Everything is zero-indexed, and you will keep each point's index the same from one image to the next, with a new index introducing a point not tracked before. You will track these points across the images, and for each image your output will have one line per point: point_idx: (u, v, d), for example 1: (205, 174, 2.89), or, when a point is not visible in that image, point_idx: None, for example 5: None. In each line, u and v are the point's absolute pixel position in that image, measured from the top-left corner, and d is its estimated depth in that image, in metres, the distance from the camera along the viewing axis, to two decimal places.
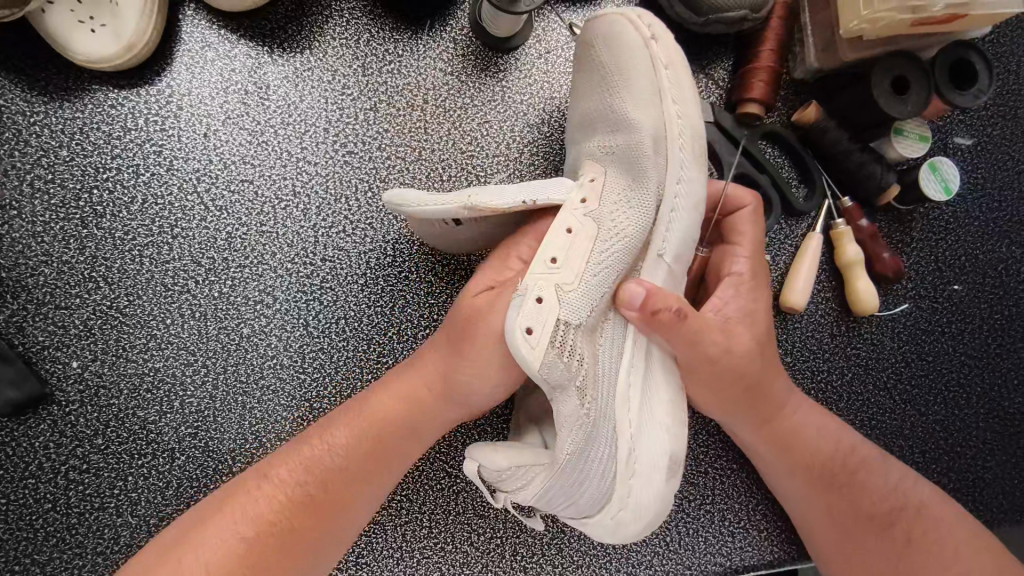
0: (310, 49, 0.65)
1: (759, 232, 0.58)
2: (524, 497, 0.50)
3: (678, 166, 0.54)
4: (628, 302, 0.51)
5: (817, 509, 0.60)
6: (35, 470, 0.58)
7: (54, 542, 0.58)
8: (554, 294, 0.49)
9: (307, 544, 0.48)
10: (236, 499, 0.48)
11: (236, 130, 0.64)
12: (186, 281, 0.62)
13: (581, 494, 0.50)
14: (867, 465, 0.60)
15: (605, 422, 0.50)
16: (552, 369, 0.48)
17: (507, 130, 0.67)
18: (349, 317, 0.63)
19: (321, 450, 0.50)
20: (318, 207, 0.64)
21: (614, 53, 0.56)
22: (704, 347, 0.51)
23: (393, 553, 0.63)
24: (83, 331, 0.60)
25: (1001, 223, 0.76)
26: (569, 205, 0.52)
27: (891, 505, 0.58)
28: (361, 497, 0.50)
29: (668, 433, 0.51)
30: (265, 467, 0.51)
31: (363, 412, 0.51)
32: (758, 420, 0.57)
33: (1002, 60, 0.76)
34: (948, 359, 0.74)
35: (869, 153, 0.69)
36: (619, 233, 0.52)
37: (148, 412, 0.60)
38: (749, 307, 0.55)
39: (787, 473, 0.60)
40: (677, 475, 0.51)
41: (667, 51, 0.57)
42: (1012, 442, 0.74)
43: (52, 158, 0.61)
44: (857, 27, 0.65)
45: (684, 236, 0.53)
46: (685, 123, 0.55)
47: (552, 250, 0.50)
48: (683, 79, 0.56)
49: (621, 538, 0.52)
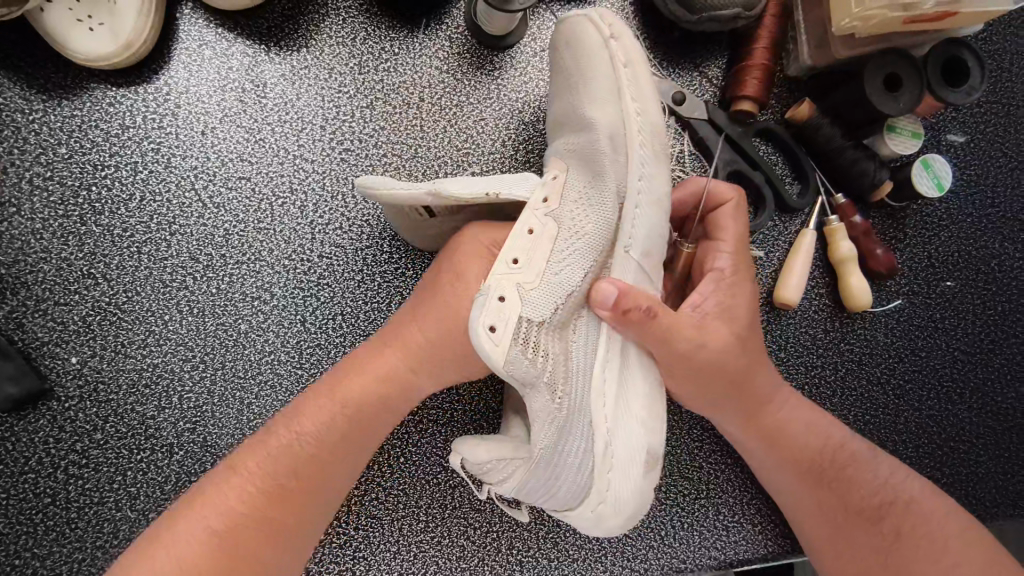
0: (306, 47, 0.66)
1: (743, 226, 0.58)
2: (506, 489, 0.53)
3: (639, 163, 0.53)
4: (601, 301, 0.50)
5: (807, 504, 0.61)
6: (35, 465, 0.59)
7: (54, 536, 0.59)
8: (515, 292, 0.50)
9: (281, 534, 0.49)
10: (207, 492, 0.49)
11: (233, 127, 0.64)
12: (184, 277, 0.62)
13: (560, 489, 0.53)
14: (855, 461, 0.60)
15: (582, 417, 0.51)
16: (518, 366, 0.49)
17: (502, 127, 0.67)
18: (346, 313, 0.64)
19: (291, 442, 0.50)
20: (315, 204, 0.64)
21: (575, 55, 0.57)
22: (677, 344, 0.51)
23: (391, 547, 0.64)
24: (82, 327, 0.61)
25: (994, 219, 0.76)
26: (532, 205, 0.52)
27: (881, 499, 0.59)
28: (331, 483, 0.52)
29: (644, 427, 0.51)
30: (235, 458, 0.51)
31: (336, 398, 0.51)
32: (743, 415, 0.58)
33: (995, 57, 0.77)
34: (941, 355, 0.74)
35: (861, 150, 0.70)
36: (580, 233, 0.52)
37: (146, 407, 0.61)
38: (730, 302, 0.55)
39: (775, 468, 0.61)
40: (656, 470, 0.52)
41: (627, 49, 0.56)
42: (1005, 436, 0.75)
43: (51, 156, 0.61)
44: (848, 25, 0.65)
45: (650, 232, 0.52)
46: (644, 121, 0.54)
47: (512, 250, 0.51)
48: (643, 77, 0.56)
49: (603, 530, 0.53)
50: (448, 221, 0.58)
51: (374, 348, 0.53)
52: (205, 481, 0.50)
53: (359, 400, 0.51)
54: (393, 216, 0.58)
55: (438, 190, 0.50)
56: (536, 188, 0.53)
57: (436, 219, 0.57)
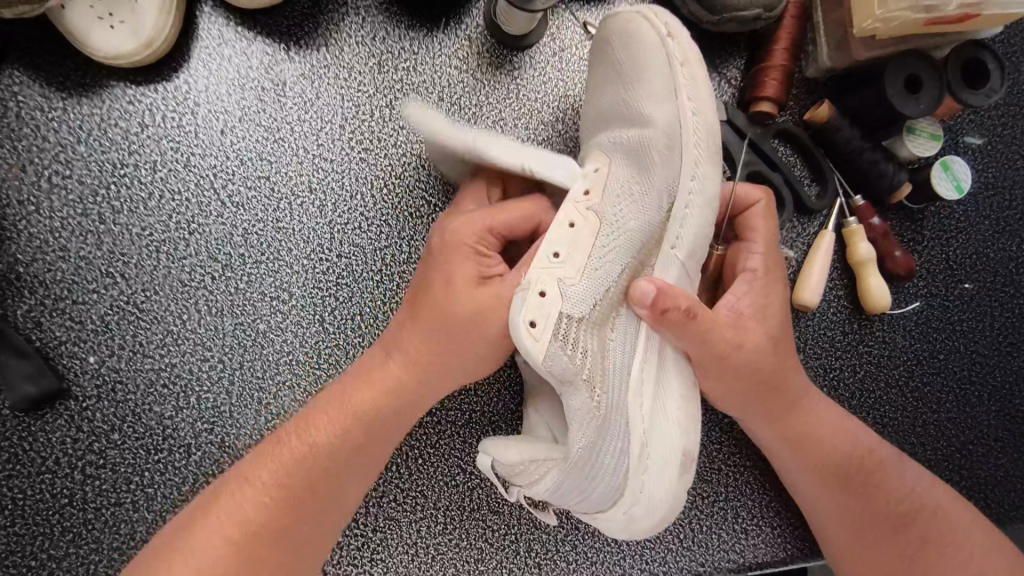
0: (325, 46, 0.66)
1: (773, 227, 0.58)
2: (536, 492, 0.51)
3: (693, 163, 0.53)
4: (639, 299, 0.50)
5: (832, 507, 0.60)
6: (53, 465, 0.59)
7: (70, 537, 0.58)
8: (555, 287, 0.50)
9: (296, 538, 0.50)
10: (222, 501, 0.49)
11: (252, 127, 0.64)
12: (202, 276, 0.62)
13: (591, 492, 0.50)
14: (884, 466, 0.60)
15: (618, 416, 0.50)
16: (556, 361, 0.49)
17: (521, 128, 0.67)
18: (364, 313, 0.63)
19: (304, 450, 0.51)
20: (334, 203, 0.64)
21: (628, 52, 0.55)
22: (714, 344, 0.51)
23: (408, 549, 0.63)
24: (100, 327, 0.60)
25: (1011, 222, 0.76)
26: (575, 198, 0.52)
27: (908, 506, 0.59)
28: (341, 490, 0.53)
29: (680, 429, 0.51)
30: (248, 462, 0.52)
31: (349, 407, 0.52)
32: (772, 418, 0.57)
33: (1013, 59, 0.77)
34: (959, 358, 0.74)
35: (880, 152, 0.70)
36: (626, 229, 0.53)
37: (164, 407, 0.61)
38: (763, 303, 0.55)
39: (803, 471, 0.60)
40: (691, 471, 0.51)
41: (683, 47, 0.55)
42: (1023, 440, 0.74)
43: (70, 155, 0.61)
44: (869, 26, 0.65)
45: (696, 232, 0.53)
46: (700, 122, 0.53)
47: (553, 243, 0.51)
48: (699, 75, 0.55)
49: (632, 533, 0.52)
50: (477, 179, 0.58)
51: (380, 356, 0.54)
52: (218, 486, 0.51)
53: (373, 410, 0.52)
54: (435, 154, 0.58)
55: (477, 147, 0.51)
56: (578, 178, 0.53)
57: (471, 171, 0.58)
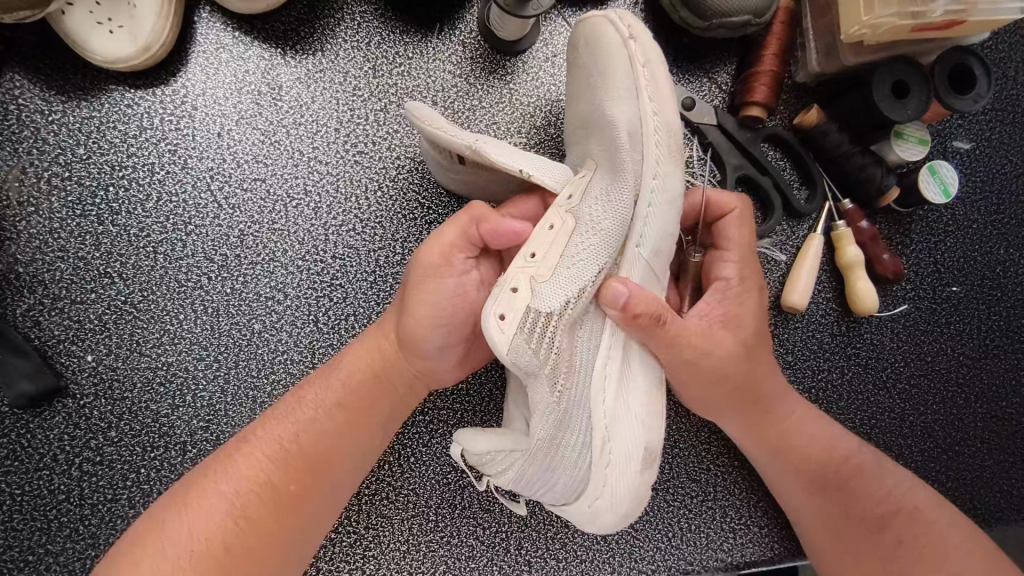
0: (322, 51, 0.67)
1: (746, 235, 0.59)
2: (505, 481, 0.55)
3: (654, 162, 0.54)
4: (610, 301, 0.51)
5: (809, 509, 0.61)
6: (50, 462, 0.60)
7: (67, 533, 0.59)
8: (528, 285, 0.52)
9: (292, 498, 0.51)
10: (219, 465, 0.51)
11: (249, 130, 0.65)
12: (199, 277, 0.63)
13: (556, 483, 0.54)
14: (861, 473, 0.61)
15: (580, 412, 0.52)
16: (521, 354, 0.50)
17: (514, 132, 0.68)
18: (358, 314, 0.64)
19: (298, 416, 0.53)
20: (329, 205, 0.65)
21: (595, 54, 0.57)
22: (681, 350, 0.52)
23: (400, 546, 0.64)
24: (98, 325, 0.61)
25: (999, 226, 0.77)
26: (556, 202, 0.54)
27: (885, 509, 0.59)
28: (337, 460, 0.53)
29: (643, 427, 0.51)
30: (243, 436, 0.53)
31: (339, 376, 0.55)
32: (748, 421, 0.59)
33: (1001, 65, 0.78)
34: (947, 360, 0.75)
35: (869, 156, 0.70)
36: (596, 228, 0.53)
37: (160, 405, 0.62)
38: (735, 311, 0.56)
39: (782, 473, 0.61)
40: (652, 467, 0.52)
41: (644, 49, 0.57)
42: (1010, 441, 0.75)
43: (69, 157, 0.62)
44: (857, 32, 0.66)
45: (659, 231, 0.53)
46: (659, 120, 0.55)
47: (531, 245, 0.53)
48: (661, 77, 0.56)
49: (599, 526, 0.54)
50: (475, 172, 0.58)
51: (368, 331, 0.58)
52: (214, 456, 0.52)
53: (360, 374, 0.55)
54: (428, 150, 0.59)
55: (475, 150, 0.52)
56: (565, 183, 0.55)
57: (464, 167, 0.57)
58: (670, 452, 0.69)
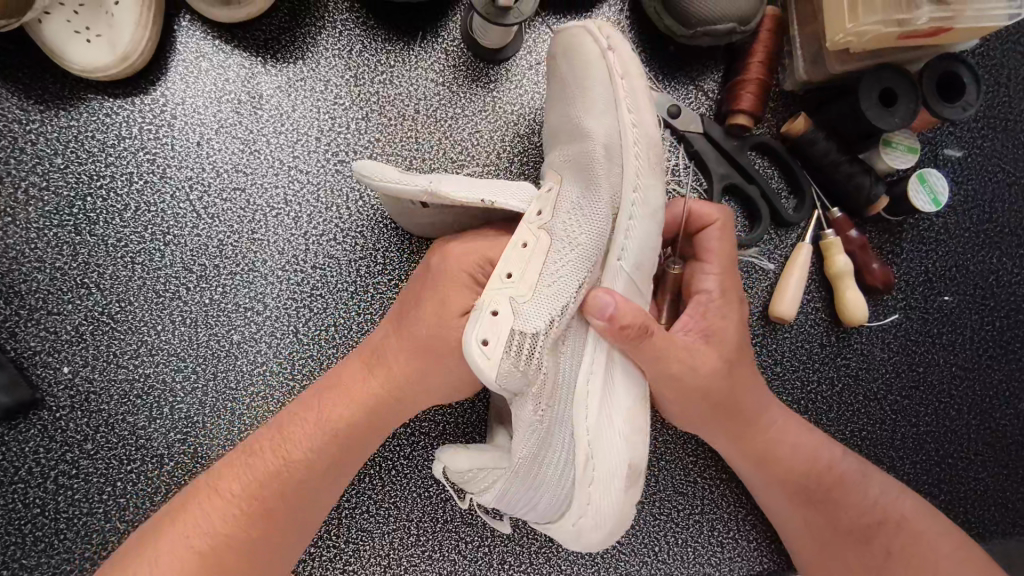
0: (303, 60, 0.66)
1: (729, 247, 0.58)
2: (486, 499, 0.54)
3: (634, 174, 0.53)
4: (596, 310, 0.50)
5: (795, 522, 0.60)
6: (26, 475, 0.59)
7: (42, 547, 0.58)
8: (508, 306, 0.51)
9: (263, 543, 0.50)
10: (190, 508, 0.50)
11: (228, 139, 0.64)
12: (177, 287, 0.62)
13: (539, 501, 0.54)
14: (844, 481, 0.59)
15: (562, 428, 0.51)
16: (510, 378, 0.49)
17: (497, 140, 0.68)
18: (338, 324, 0.64)
19: (274, 458, 0.51)
20: (309, 214, 0.65)
21: (572, 65, 0.57)
22: (667, 364, 0.52)
23: (381, 561, 0.63)
24: (75, 337, 0.61)
25: (991, 234, 0.76)
26: (527, 218, 0.54)
27: (871, 519, 0.58)
28: (314, 500, 0.52)
29: (627, 442, 0.51)
30: (220, 471, 0.52)
31: (321, 418, 0.52)
32: (731, 435, 0.58)
33: (993, 72, 0.77)
34: (939, 370, 0.74)
35: (858, 164, 0.70)
36: (575, 243, 0.53)
37: (137, 417, 0.61)
38: (718, 324, 0.55)
39: (767, 486, 0.60)
40: (637, 483, 0.52)
41: (624, 60, 0.57)
42: (1004, 453, 0.74)
43: (47, 166, 0.62)
44: (841, 40, 0.65)
45: (642, 243, 0.53)
46: (639, 132, 0.55)
47: (507, 266, 0.52)
48: (640, 89, 0.56)
49: (585, 543, 0.54)
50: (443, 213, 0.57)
51: (357, 370, 0.54)
52: (189, 492, 0.52)
53: (346, 422, 0.52)
54: (388, 203, 0.58)
55: (435, 191, 0.52)
56: (532, 201, 0.54)
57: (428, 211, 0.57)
58: (657, 465, 0.68)
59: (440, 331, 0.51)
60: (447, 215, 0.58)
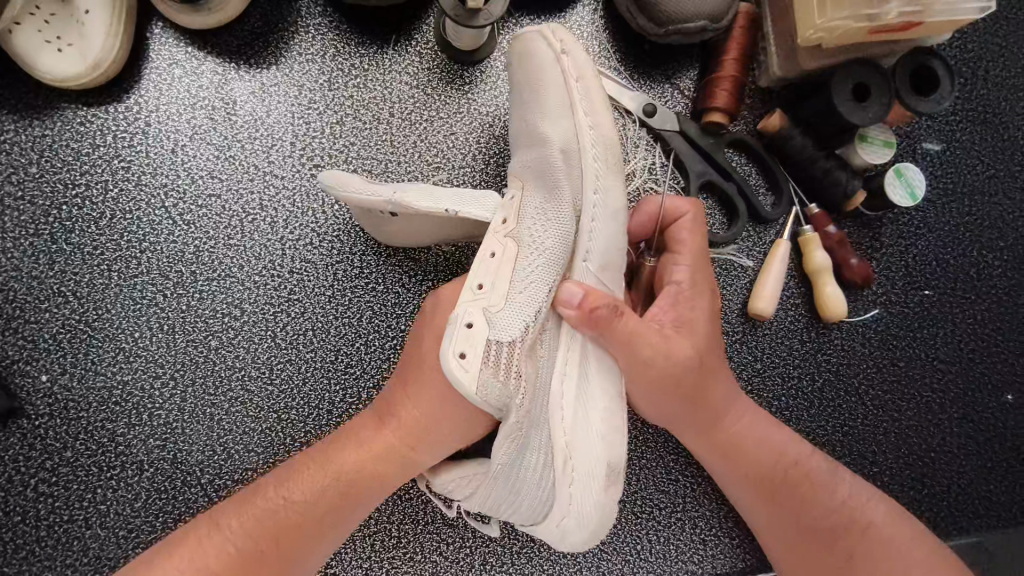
0: (275, 65, 0.66)
1: (702, 240, 0.58)
2: (473, 504, 0.56)
3: (593, 176, 0.54)
4: (566, 302, 0.51)
5: (762, 519, 0.60)
6: (5, 484, 0.59)
7: (23, 555, 0.59)
8: (483, 317, 0.52)
9: None
10: (184, 545, 0.50)
11: (203, 145, 0.65)
12: (154, 294, 0.63)
13: (521, 504, 0.54)
14: (811, 479, 0.59)
15: (540, 429, 0.52)
16: (490, 390, 0.51)
17: (473, 142, 0.68)
18: (316, 329, 0.64)
19: (274, 502, 0.51)
20: (285, 219, 0.65)
21: (528, 73, 0.58)
22: (639, 349, 0.51)
23: (362, 564, 0.63)
24: (53, 345, 0.61)
25: (971, 227, 0.76)
26: (493, 227, 0.55)
27: (835, 521, 0.57)
28: (311, 548, 0.51)
29: (604, 441, 0.51)
30: (219, 510, 0.52)
31: (327, 464, 0.53)
32: (700, 428, 0.58)
33: (969, 65, 0.77)
34: (921, 365, 0.74)
35: (834, 160, 0.70)
36: (542, 248, 0.53)
37: (116, 424, 0.61)
38: (688, 315, 0.55)
39: (735, 482, 0.60)
40: (617, 481, 0.52)
41: (578, 62, 0.57)
42: (987, 446, 0.74)
43: (22, 175, 0.62)
44: (813, 36, 0.65)
45: (606, 244, 0.53)
46: (596, 134, 0.55)
47: (478, 276, 0.54)
48: (595, 91, 0.57)
49: (570, 544, 0.54)
50: (411, 229, 0.59)
51: (371, 418, 0.55)
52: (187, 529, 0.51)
53: (353, 470, 0.52)
54: (361, 216, 0.59)
55: (396, 200, 0.54)
56: (496, 210, 0.56)
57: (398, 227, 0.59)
58: (639, 463, 0.68)
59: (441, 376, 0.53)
60: (416, 230, 0.59)
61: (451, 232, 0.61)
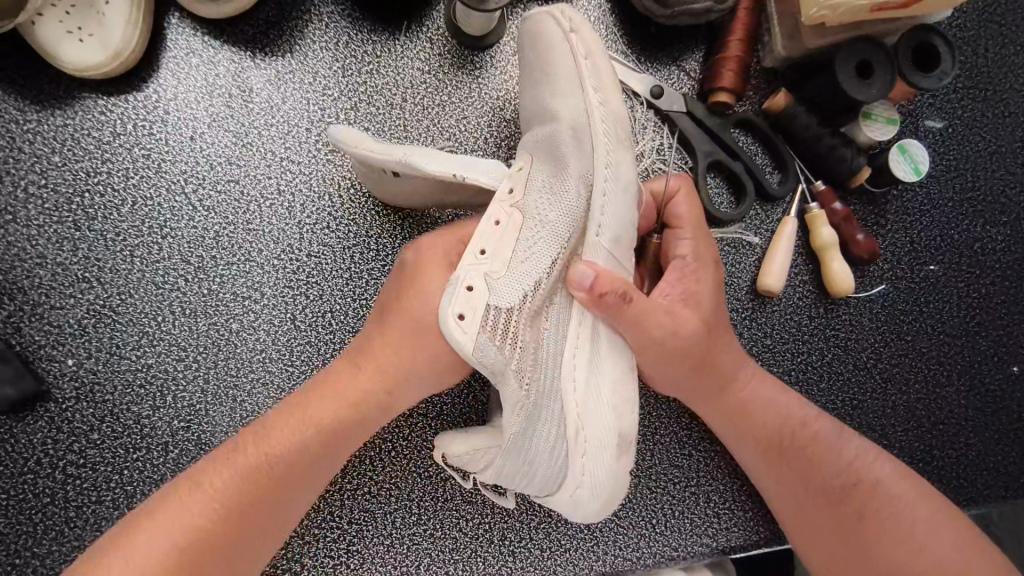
0: (290, 53, 0.68)
1: (699, 214, 0.60)
2: (489, 476, 0.56)
3: (603, 151, 0.55)
4: (577, 282, 0.52)
5: (769, 481, 0.61)
6: (35, 466, 0.60)
7: (53, 536, 0.60)
8: (483, 281, 0.53)
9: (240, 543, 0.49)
10: (171, 501, 0.48)
11: (221, 133, 0.66)
12: (176, 279, 0.64)
13: (536, 474, 0.55)
14: (817, 441, 0.60)
15: (552, 401, 0.53)
16: (485, 352, 0.52)
17: (484, 126, 0.69)
18: (335, 310, 0.65)
19: (257, 456, 0.51)
20: (303, 204, 0.66)
21: (539, 52, 0.59)
22: (648, 330, 0.53)
23: (384, 540, 0.64)
24: (78, 330, 0.62)
25: (974, 202, 0.77)
26: (499, 197, 0.55)
27: (843, 481, 0.58)
28: (292, 499, 0.52)
29: (615, 413, 0.52)
30: (202, 466, 0.51)
31: (307, 412, 0.52)
32: (709, 397, 0.60)
33: (970, 43, 0.78)
34: (928, 338, 0.75)
35: (839, 137, 0.71)
36: (546, 221, 0.55)
37: (141, 407, 0.62)
38: (694, 289, 0.57)
39: (743, 446, 0.61)
40: (629, 452, 0.54)
41: (587, 42, 0.58)
42: (994, 418, 0.75)
43: (45, 164, 0.63)
44: (817, 14, 0.66)
45: (619, 218, 0.54)
46: (606, 111, 0.56)
47: (480, 241, 0.54)
48: (603, 68, 0.57)
49: (585, 515, 0.56)
50: (420, 189, 0.60)
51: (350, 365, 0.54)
52: (170, 488, 0.50)
53: (335, 418, 0.52)
54: (364, 174, 0.61)
55: (407, 163, 0.54)
56: (504, 178, 0.56)
57: (404, 187, 0.59)
58: (652, 438, 0.69)
59: (426, 319, 0.54)
60: (423, 190, 0.60)
61: (457, 195, 0.61)
